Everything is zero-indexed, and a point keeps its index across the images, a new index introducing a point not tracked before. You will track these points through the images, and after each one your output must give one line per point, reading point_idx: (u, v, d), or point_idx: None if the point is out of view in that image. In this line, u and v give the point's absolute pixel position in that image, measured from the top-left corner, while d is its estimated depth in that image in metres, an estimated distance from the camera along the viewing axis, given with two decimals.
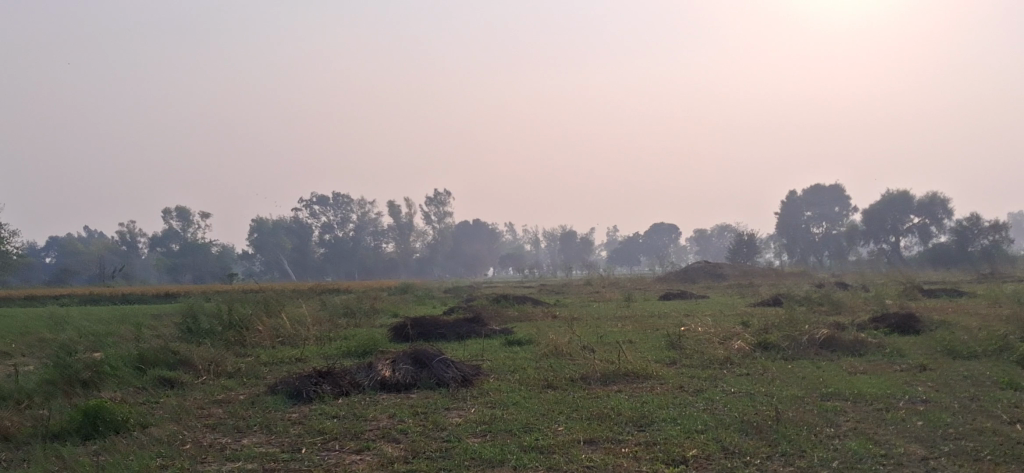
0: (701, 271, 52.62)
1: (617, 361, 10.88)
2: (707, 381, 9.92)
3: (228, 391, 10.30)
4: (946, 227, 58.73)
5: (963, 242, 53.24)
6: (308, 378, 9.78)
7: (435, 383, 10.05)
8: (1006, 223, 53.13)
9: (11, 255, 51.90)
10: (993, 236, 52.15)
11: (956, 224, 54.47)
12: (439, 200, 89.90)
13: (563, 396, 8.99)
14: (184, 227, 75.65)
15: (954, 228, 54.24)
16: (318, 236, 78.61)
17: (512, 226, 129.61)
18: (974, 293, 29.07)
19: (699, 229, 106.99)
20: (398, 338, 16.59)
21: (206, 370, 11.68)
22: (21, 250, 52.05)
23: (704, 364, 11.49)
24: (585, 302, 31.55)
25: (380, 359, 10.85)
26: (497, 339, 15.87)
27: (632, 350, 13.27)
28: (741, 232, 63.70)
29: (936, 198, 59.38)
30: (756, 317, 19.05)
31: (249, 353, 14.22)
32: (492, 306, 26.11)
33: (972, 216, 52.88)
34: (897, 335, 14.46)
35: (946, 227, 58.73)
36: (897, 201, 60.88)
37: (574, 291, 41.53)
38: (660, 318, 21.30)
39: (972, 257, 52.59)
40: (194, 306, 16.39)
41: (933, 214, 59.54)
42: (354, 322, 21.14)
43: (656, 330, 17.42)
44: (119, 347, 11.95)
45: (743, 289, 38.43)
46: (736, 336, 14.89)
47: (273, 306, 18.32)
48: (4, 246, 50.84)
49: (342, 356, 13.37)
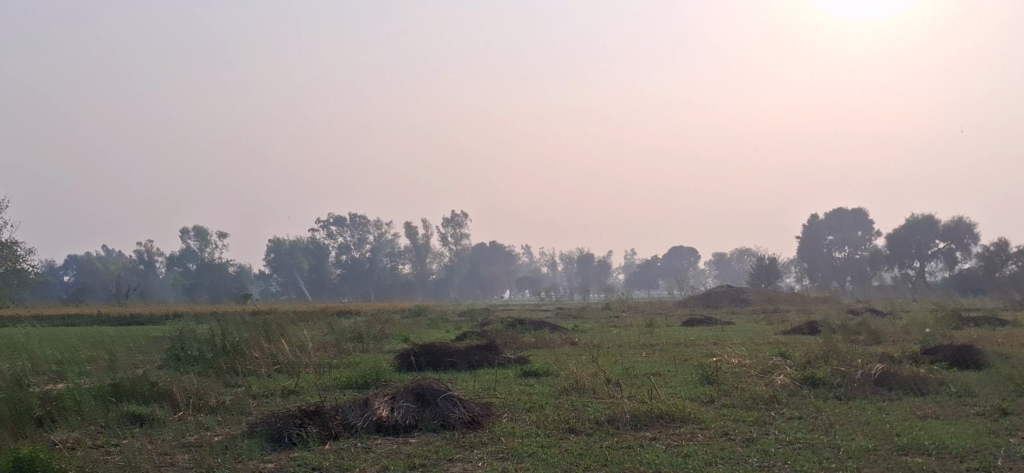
0: (722, 296, 51.03)
1: (650, 401, 9.54)
2: (756, 428, 8.56)
3: (203, 432, 8.98)
4: (972, 251, 56.97)
5: (991, 268, 51.26)
6: (291, 418, 8.45)
7: (439, 425, 8.72)
8: None
9: (29, 273, 50.83)
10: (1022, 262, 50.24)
11: (984, 249, 52.46)
12: (456, 222, 88.72)
13: (586, 446, 7.67)
14: (202, 247, 74.67)
15: (981, 254, 52.26)
16: (335, 257, 77.70)
17: (529, 250, 128.18)
18: (1014, 321, 27.44)
19: (718, 253, 105.38)
20: (403, 366, 15.27)
21: (187, 404, 10.36)
22: (39, 271, 51.01)
23: (746, 405, 10.13)
24: (605, 327, 30.12)
25: (377, 395, 9.50)
26: (513, 369, 14.53)
27: (664, 384, 11.92)
28: (762, 256, 62.07)
29: (963, 223, 57.61)
30: (791, 348, 17.65)
31: (239, 383, 12.92)
32: (508, 331, 24.74)
33: (1000, 241, 51.03)
34: (955, 370, 13.04)
35: (972, 251, 56.96)
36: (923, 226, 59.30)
37: (591, 315, 40.02)
38: (687, 346, 19.87)
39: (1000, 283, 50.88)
40: (185, 332, 15.11)
41: (959, 238, 57.78)
42: (361, 348, 19.78)
43: (685, 361, 16.02)
44: (87, 378, 10.68)
45: (769, 315, 36.84)
46: (776, 369, 13.53)
47: (272, 329, 17.01)
48: (23, 265, 49.82)
49: (341, 388, 12.06)
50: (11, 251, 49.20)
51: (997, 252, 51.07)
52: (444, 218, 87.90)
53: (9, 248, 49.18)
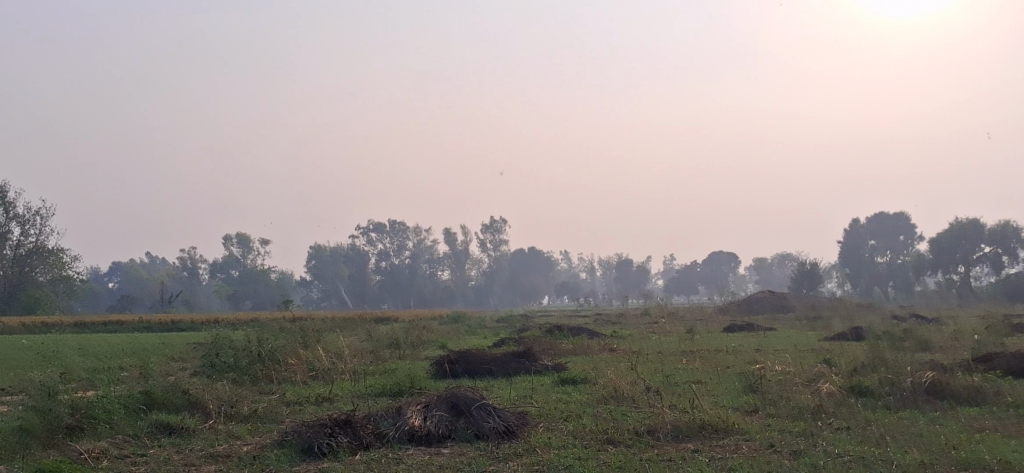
0: (764, 303, 50.36)
1: (690, 411, 9.24)
2: (802, 439, 8.23)
3: (232, 441, 8.82)
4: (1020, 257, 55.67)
5: None
6: (321, 428, 8.24)
7: (473, 435, 8.47)
8: None
9: (76, 281, 51.36)
10: None
11: None
12: (495, 228, 88.63)
13: (626, 459, 7.39)
14: (245, 254, 75.18)
15: None
16: (376, 263, 77.96)
17: (568, 256, 127.80)
18: None
19: (758, 258, 104.25)
20: (439, 374, 15.05)
21: (219, 413, 10.21)
22: (85, 279, 51.57)
23: (793, 415, 9.78)
24: (645, 333, 29.74)
25: (410, 403, 9.26)
26: (550, 377, 14.26)
27: (705, 394, 11.58)
28: (803, 262, 61.20)
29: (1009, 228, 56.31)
30: (837, 355, 17.17)
31: (273, 391, 12.77)
32: (547, 338, 24.48)
33: None
34: (1010, 379, 12.55)
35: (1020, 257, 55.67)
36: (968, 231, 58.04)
37: (631, 322, 39.54)
38: (728, 354, 19.49)
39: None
40: (220, 338, 15.02)
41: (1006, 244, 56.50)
42: (399, 355, 19.62)
43: (728, 368, 15.65)
44: (120, 386, 10.57)
45: (813, 321, 36.17)
46: (822, 377, 13.13)
47: (308, 335, 16.89)
48: (69, 272, 50.36)
49: (375, 396, 11.85)
50: (57, 258, 50.06)
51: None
52: (483, 224, 87.86)
53: (55, 255, 50.09)
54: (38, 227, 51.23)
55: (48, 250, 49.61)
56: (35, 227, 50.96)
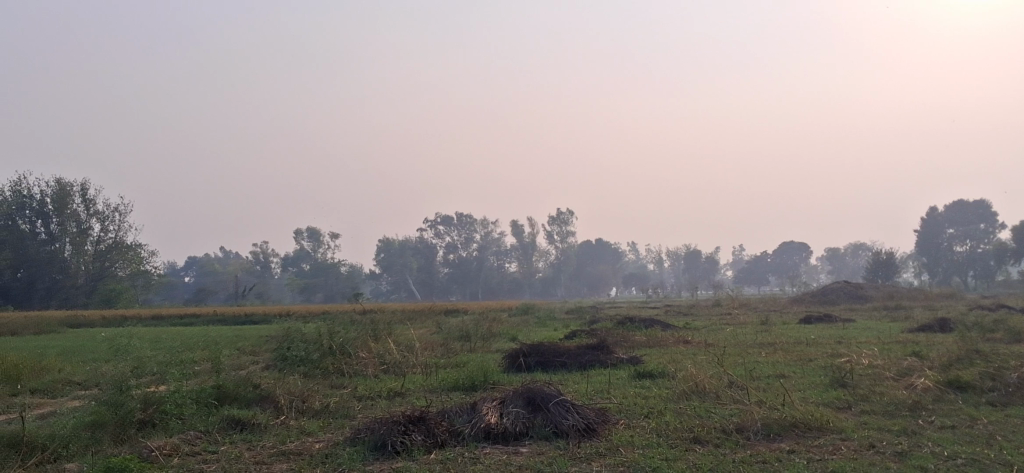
0: (839, 293, 49.06)
1: (780, 409, 8.75)
2: (904, 439, 7.71)
3: (304, 437, 8.60)
4: None
5: None
6: (393, 424, 7.95)
7: (552, 432, 8.09)
8: None
9: (153, 276, 52.35)
10: None
11: None
12: (562, 220, 88.07)
13: (716, 460, 6.97)
14: (315, 248, 75.91)
15: None
16: (444, 255, 78.07)
17: (636, 247, 126.74)
18: None
19: (831, 248, 101.94)
20: (513, 367, 14.71)
21: (291, 408, 10.02)
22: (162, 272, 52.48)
23: (889, 412, 9.23)
24: (719, 325, 29.05)
25: (486, 399, 8.93)
26: (627, 370, 13.81)
27: (792, 389, 11.05)
28: (878, 251, 59.48)
29: None
30: (926, 348, 16.43)
31: (345, 384, 12.56)
32: (619, 330, 24.01)
33: None
34: None
35: None
36: None
37: (703, 312, 38.81)
38: (809, 346, 18.78)
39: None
40: (291, 331, 14.87)
41: None
42: (470, 348, 19.34)
43: (812, 362, 15.03)
44: (191, 380, 10.44)
45: (892, 312, 35.03)
46: (915, 371, 12.47)
47: (379, 328, 16.68)
48: (146, 267, 51.32)
49: (448, 390, 11.56)
50: (135, 253, 50.96)
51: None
52: (549, 216, 87.42)
53: (134, 250, 50.94)
54: (116, 223, 52.34)
55: (127, 244, 50.50)
56: (114, 223, 52.04)
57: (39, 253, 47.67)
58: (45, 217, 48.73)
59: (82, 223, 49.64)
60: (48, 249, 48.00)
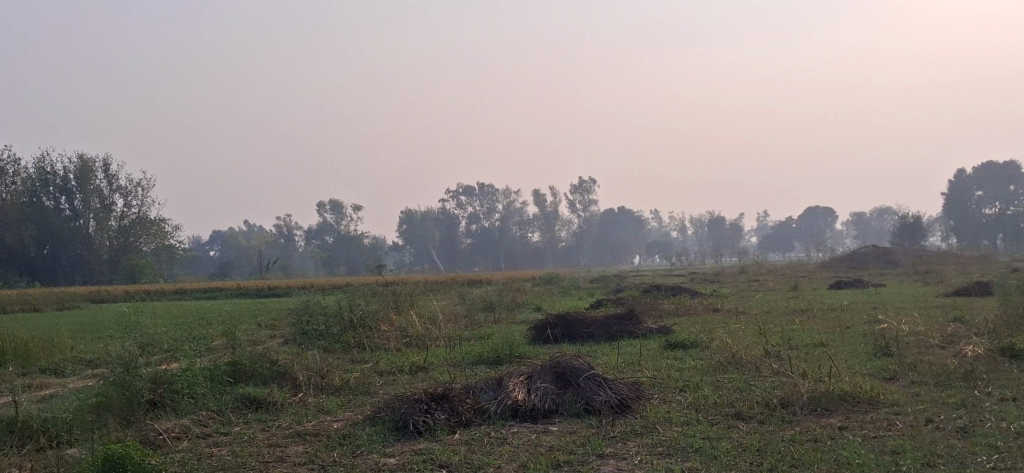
0: (868, 258, 48.22)
1: (828, 381, 8.23)
2: (965, 413, 7.19)
3: (321, 417, 8.17)
4: None
5: None
6: (414, 403, 7.47)
7: (583, 409, 7.60)
8: None
9: (178, 250, 52.26)
10: None
11: None
12: (585, 188, 87.35)
13: (763, 438, 6.44)
14: (337, 221, 75.65)
15: None
16: (466, 226, 77.75)
17: (659, 216, 125.82)
18: None
19: (856, 213, 100.63)
20: (539, 339, 14.25)
21: (310, 385, 9.59)
22: (186, 247, 52.44)
23: (943, 382, 8.71)
24: (746, 292, 28.51)
25: (511, 374, 8.45)
26: (657, 341, 13.32)
27: (835, 358, 10.50)
28: (905, 215, 58.46)
29: None
30: (968, 312, 15.82)
31: (366, 359, 12.13)
32: (647, 298, 23.53)
33: None
34: None
35: None
36: None
37: (729, 279, 38.24)
38: (843, 312, 18.22)
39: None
40: (310, 304, 14.46)
41: None
42: (494, 318, 18.94)
43: (850, 328, 14.48)
44: (204, 357, 10.04)
45: (925, 276, 34.23)
46: (962, 338, 11.91)
47: (401, 299, 16.24)
48: (170, 242, 51.19)
49: (473, 365, 11.09)
50: (159, 228, 50.60)
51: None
52: (572, 185, 86.73)
53: (158, 224, 50.51)
54: (139, 198, 52.13)
55: (151, 219, 50.11)
56: (137, 198, 51.87)
57: (65, 229, 47.55)
58: (69, 193, 48.44)
59: (106, 199, 49.19)
60: (72, 226, 48.06)
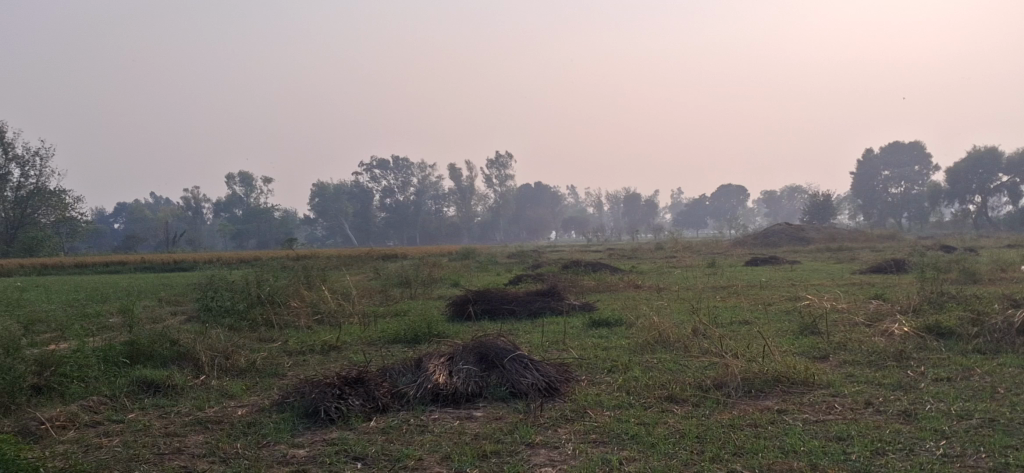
0: (781, 235, 48.91)
1: (760, 362, 7.95)
2: (904, 395, 6.96)
3: (225, 402, 7.56)
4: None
5: None
6: (326, 387, 6.92)
7: (508, 392, 7.16)
8: None
9: (79, 222, 50.24)
10: None
11: None
12: (501, 163, 86.99)
13: (700, 423, 6.07)
14: (247, 193, 73.93)
15: None
16: (380, 200, 76.86)
17: (576, 192, 126.33)
18: None
19: (768, 191, 102.46)
20: (459, 316, 13.78)
21: (213, 366, 8.94)
22: (88, 219, 50.48)
23: (874, 361, 8.52)
24: (664, 268, 28.50)
25: (431, 354, 7.94)
26: (580, 317, 12.99)
27: (763, 336, 10.27)
28: (816, 193, 59.53)
29: None
30: (888, 289, 15.87)
31: (275, 338, 11.49)
32: (566, 274, 23.25)
33: None
34: None
35: None
36: (985, 160, 55.65)
37: (646, 256, 38.35)
38: (764, 289, 18.18)
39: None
40: (215, 279, 13.70)
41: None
42: (410, 294, 18.40)
43: (773, 305, 14.36)
44: (97, 337, 9.29)
45: (837, 253, 34.76)
46: (886, 316, 11.85)
47: (313, 275, 15.59)
48: (71, 213, 49.16)
49: (389, 344, 10.57)
50: (60, 199, 48.58)
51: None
52: (488, 160, 86.29)
53: (59, 196, 48.48)
54: (37, 168, 49.94)
55: (50, 190, 48.01)
56: (35, 168, 49.64)
57: None
58: None
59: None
60: None
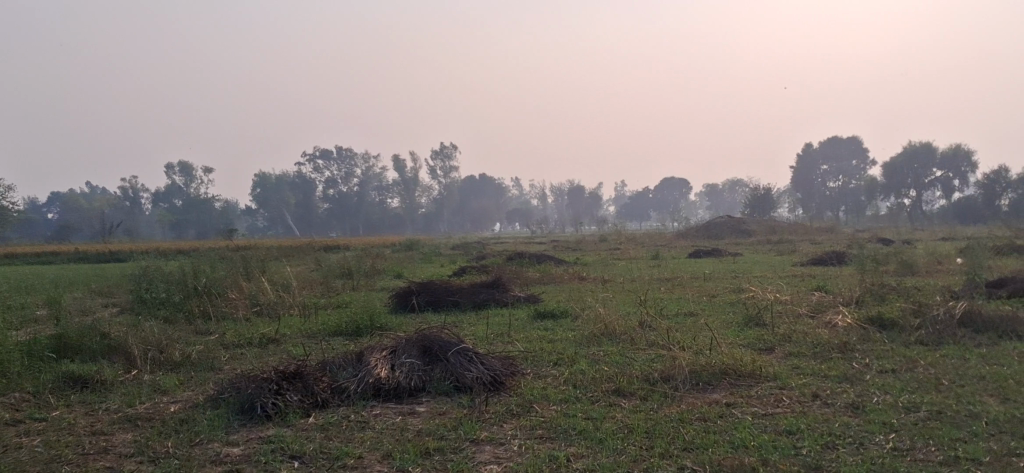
0: (723, 227, 49.31)
1: (708, 354, 7.86)
2: (851, 387, 6.91)
3: (156, 397, 7.25)
4: (972, 182, 55.22)
5: (990, 197, 51.03)
6: (263, 382, 6.66)
7: (452, 387, 6.97)
8: None
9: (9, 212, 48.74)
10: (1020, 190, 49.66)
11: (982, 178, 51.89)
12: (445, 154, 86.52)
13: (648, 417, 5.95)
14: (187, 183, 72.48)
15: (981, 182, 51.75)
16: (323, 191, 75.71)
17: (520, 184, 126.27)
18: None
19: (709, 185, 103.46)
20: (402, 307, 13.55)
21: (147, 360, 8.60)
22: (19, 209, 49.03)
23: (820, 353, 8.50)
24: (609, 259, 28.53)
25: (373, 348, 7.70)
26: (525, 309, 12.83)
27: (708, 329, 10.21)
28: (756, 186, 60.18)
29: (961, 150, 55.46)
30: (829, 281, 15.99)
31: (212, 331, 11.15)
32: (511, 266, 23.10)
33: (999, 168, 50.57)
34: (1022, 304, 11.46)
35: (972, 182, 55.21)
36: (920, 155, 56.71)
37: (591, 247, 38.34)
38: (707, 280, 18.23)
39: (1001, 212, 50.49)
40: (149, 270, 13.26)
41: (957, 167, 55.75)
42: (352, 285, 18.07)
43: (717, 297, 14.35)
44: (21, 333, 8.88)
45: (778, 245, 35.14)
46: (829, 307, 11.89)
47: (253, 266, 15.20)
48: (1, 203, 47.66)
49: (330, 336, 10.30)
50: None
51: (996, 178, 50.64)
52: (432, 151, 85.77)
53: None
54: None
55: None
56: None
57: None
58: None
59: None
60: None
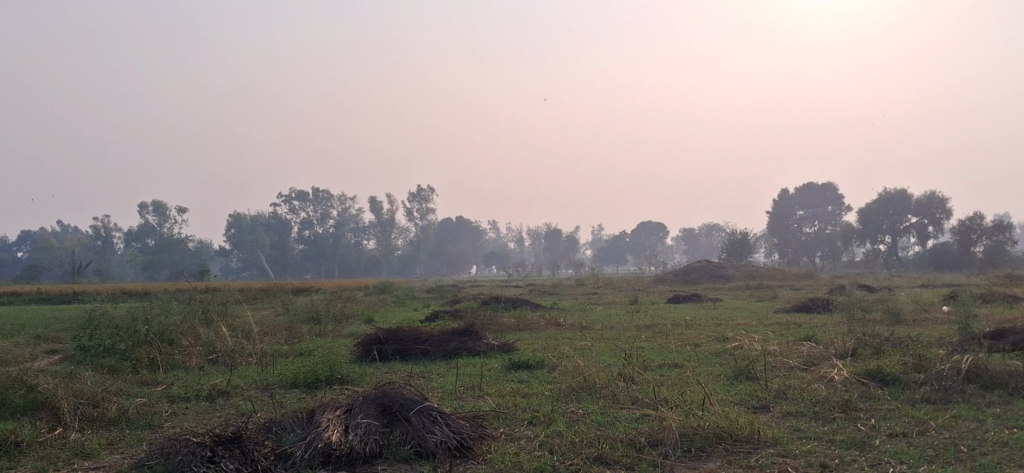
0: (701, 272, 48.73)
1: (699, 415, 7.07)
2: (862, 456, 6.14)
3: (75, 463, 6.38)
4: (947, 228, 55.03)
5: (965, 243, 50.92)
6: (195, 448, 5.81)
7: (413, 453, 6.15)
8: (1010, 225, 50.48)
9: None
10: (995, 237, 49.86)
11: (957, 225, 51.83)
12: (423, 197, 85.86)
13: None
14: (160, 223, 71.14)
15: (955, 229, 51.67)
16: (298, 232, 74.72)
17: (497, 228, 125.50)
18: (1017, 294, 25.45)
19: (686, 229, 103.13)
20: (366, 358, 12.68)
21: (75, 415, 7.71)
22: None
23: (820, 413, 7.75)
24: (586, 305, 27.72)
25: (327, 405, 6.86)
26: (499, 360, 12.00)
27: (695, 383, 9.43)
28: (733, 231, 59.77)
29: (935, 197, 55.39)
30: (818, 330, 15.28)
31: (160, 381, 10.26)
32: (485, 311, 22.26)
33: (975, 215, 50.68)
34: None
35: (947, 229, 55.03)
36: (895, 201, 56.65)
37: (568, 292, 37.58)
38: (689, 328, 17.47)
39: (977, 258, 50.30)
40: (96, 314, 12.33)
41: (932, 214, 55.63)
42: (318, 331, 17.15)
43: (702, 347, 13.58)
44: None
45: (758, 291, 34.46)
46: (823, 359, 11.15)
47: (210, 310, 14.29)
48: None
49: (286, 389, 9.47)
50: None
51: (972, 225, 50.50)
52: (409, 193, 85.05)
53: None
54: None
55: None
56: None
57: None
58: None
59: None
60: None
